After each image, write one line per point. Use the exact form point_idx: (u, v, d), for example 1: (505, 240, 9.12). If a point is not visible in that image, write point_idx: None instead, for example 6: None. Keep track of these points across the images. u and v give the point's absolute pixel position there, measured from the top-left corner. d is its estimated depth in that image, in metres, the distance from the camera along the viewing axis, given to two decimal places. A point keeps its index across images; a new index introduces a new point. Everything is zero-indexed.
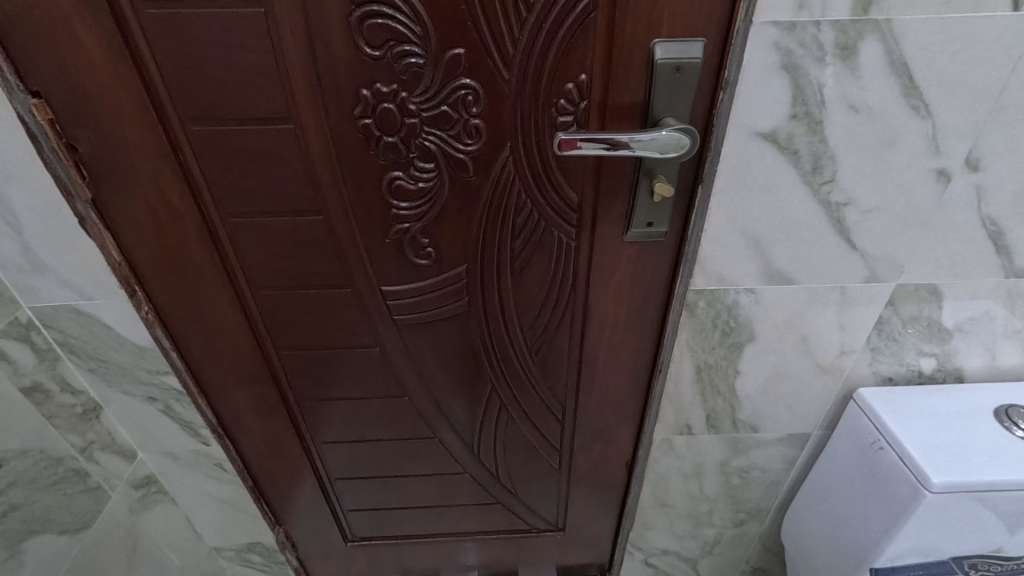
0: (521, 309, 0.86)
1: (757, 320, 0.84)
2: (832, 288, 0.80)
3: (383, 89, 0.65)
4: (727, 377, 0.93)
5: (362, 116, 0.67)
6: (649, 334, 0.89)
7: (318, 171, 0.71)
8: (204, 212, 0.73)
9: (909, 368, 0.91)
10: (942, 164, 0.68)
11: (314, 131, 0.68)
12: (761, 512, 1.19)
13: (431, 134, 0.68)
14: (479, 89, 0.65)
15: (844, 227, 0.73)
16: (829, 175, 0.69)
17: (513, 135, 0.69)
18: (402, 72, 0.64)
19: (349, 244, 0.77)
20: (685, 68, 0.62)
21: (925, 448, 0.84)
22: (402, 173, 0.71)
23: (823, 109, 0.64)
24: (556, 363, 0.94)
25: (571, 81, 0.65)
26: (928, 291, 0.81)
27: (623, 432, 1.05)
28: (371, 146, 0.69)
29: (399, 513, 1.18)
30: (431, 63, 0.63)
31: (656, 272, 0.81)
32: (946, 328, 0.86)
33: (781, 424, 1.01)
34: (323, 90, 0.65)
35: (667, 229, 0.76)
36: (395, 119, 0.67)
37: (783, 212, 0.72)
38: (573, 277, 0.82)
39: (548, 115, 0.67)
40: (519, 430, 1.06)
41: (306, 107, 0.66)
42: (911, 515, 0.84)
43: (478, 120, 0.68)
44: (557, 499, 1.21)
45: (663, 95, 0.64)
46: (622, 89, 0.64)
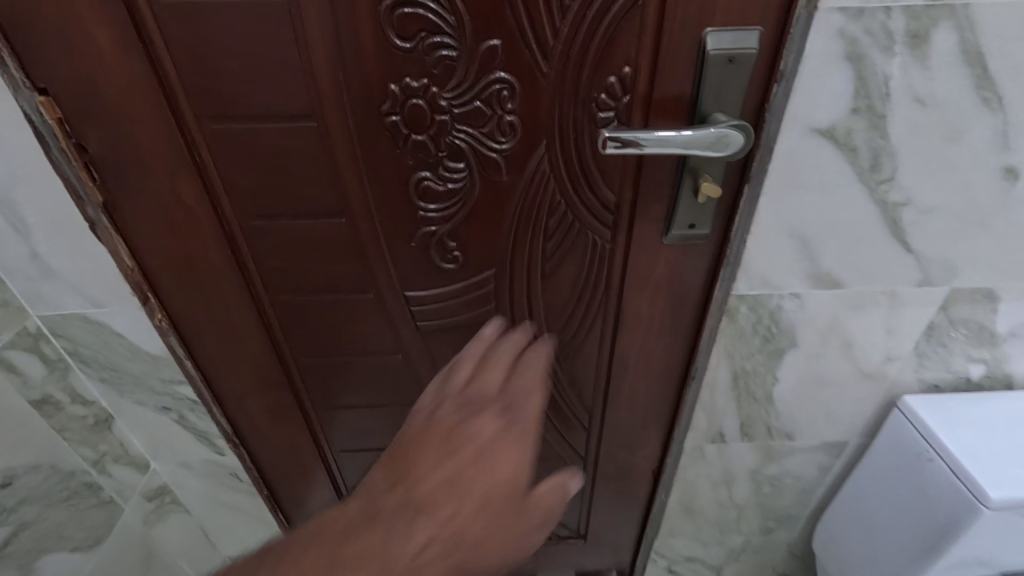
0: (551, 314, 0.83)
1: (800, 325, 0.80)
2: (882, 291, 0.76)
3: (413, 84, 0.60)
4: (765, 384, 0.89)
5: (389, 113, 0.63)
6: (683, 340, 0.85)
7: (342, 172, 0.67)
8: (221, 216, 0.69)
9: (957, 374, 0.87)
10: (1010, 161, 0.63)
11: (338, 130, 0.63)
12: (791, 518, 1.16)
13: (462, 132, 0.64)
14: (515, 84, 0.61)
15: (899, 228, 0.69)
16: (888, 174, 0.64)
17: (549, 132, 0.65)
18: (433, 66, 0.59)
19: (373, 248, 0.73)
20: (738, 60, 0.57)
21: (978, 461, 0.80)
22: (431, 173, 0.67)
23: (886, 102, 0.59)
24: (585, 369, 0.91)
25: (614, 74, 0.60)
26: (983, 295, 0.77)
27: (652, 439, 1.02)
28: (398, 144, 0.65)
29: None
30: (465, 56, 0.59)
31: (694, 276, 0.77)
32: (998, 333, 0.82)
33: (817, 432, 0.97)
34: (348, 85, 0.60)
35: (709, 231, 0.71)
36: (424, 116, 0.63)
37: (836, 213, 0.68)
38: (606, 281, 0.79)
39: (588, 110, 0.63)
40: (543, 437, 1.02)
41: (330, 104, 0.61)
42: (963, 530, 0.80)
43: (512, 117, 0.63)
44: (580, 506, 1.18)
45: (713, 87, 0.59)
46: (669, 82, 0.60)
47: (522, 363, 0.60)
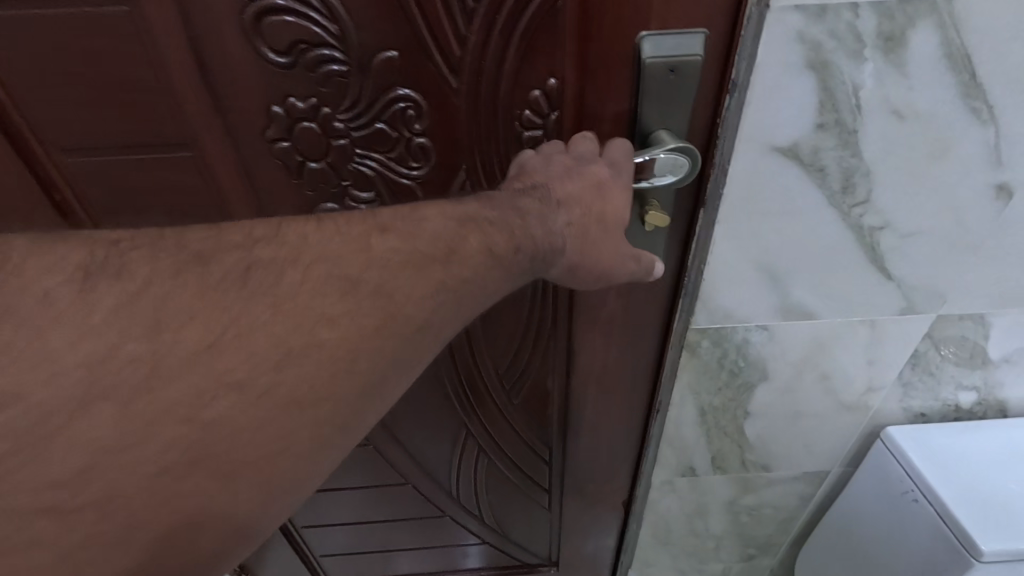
0: (492, 346, 0.77)
1: (770, 358, 0.72)
2: (861, 321, 0.67)
3: (299, 104, 0.51)
4: (735, 418, 0.81)
5: (277, 139, 0.53)
6: (644, 378, 0.76)
7: (231, 205, 0.58)
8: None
9: (945, 403, 0.79)
10: (1004, 178, 0.54)
11: (219, 160, 0.54)
12: (772, 546, 1.09)
13: (366, 157, 0.55)
14: (422, 101, 0.52)
15: (877, 254, 0.60)
16: (862, 196, 0.55)
17: (468, 155, 0.55)
18: (321, 83, 0.50)
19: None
20: (680, 69, 0.47)
21: (969, 506, 0.73)
22: (336, 205, 0.58)
23: (858, 115, 0.50)
24: (539, 405, 0.83)
25: (537, 87, 0.51)
26: (974, 320, 0.68)
27: (619, 475, 0.93)
28: (293, 173, 0.56)
29: (376, 557, 1.11)
30: (357, 71, 0.50)
31: (649, 310, 0.67)
32: (991, 359, 0.73)
33: (796, 463, 0.89)
34: (222, 108, 0.51)
35: (661, 262, 0.61)
36: (320, 140, 0.54)
37: (805, 241, 0.59)
38: (551, 316, 0.71)
39: (512, 130, 0.54)
40: (501, 473, 0.95)
41: (204, 130, 0.52)
42: None
43: (423, 139, 0.54)
44: (551, 540, 1.09)
45: (653, 101, 0.49)
46: (601, 97, 0.50)
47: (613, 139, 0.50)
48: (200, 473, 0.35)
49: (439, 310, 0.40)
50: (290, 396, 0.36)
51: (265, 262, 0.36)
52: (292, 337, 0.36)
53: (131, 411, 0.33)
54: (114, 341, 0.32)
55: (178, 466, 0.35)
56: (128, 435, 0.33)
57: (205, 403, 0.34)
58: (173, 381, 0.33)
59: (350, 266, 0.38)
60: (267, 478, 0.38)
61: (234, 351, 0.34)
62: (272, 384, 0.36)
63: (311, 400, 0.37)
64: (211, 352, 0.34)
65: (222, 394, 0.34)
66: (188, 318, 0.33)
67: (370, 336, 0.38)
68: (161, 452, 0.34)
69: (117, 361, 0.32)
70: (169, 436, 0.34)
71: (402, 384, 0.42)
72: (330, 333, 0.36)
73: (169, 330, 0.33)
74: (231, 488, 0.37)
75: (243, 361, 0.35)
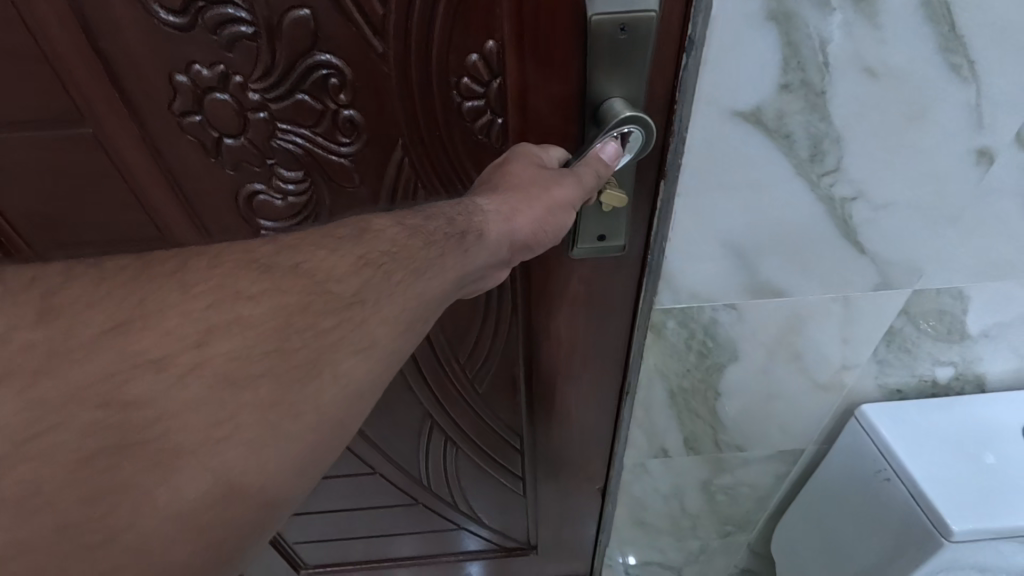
0: (451, 335, 0.73)
1: (741, 339, 0.69)
2: (832, 299, 0.64)
3: (206, 72, 0.47)
4: (707, 400, 0.78)
5: (187, 111, 0.50)
6: (614, 363, 0.72)
7: (149, 189, 0.55)
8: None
9: (921, 379, 0.77)
10: (985, 142, 0.50)
11: (126, 138, 0.51)
12: (749, 522, 1.09)
13: (289, 132, 0.51)
14: (346, 69, 0.47)
15: (850, 227, 0.56)
16: (833, 164, 0.51)
17: (404, 131, 0.51)
18: (228, 49, 0.46)
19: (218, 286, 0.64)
20: (631, 28, 0.42)
21: (945, 486, 0.70)
22: (264, 186, 0.55)
23: (826, 73, 0.45)
24: (505, 393, 0.80)
25: (475, 50, 0.46)
26: (952, 294, 0.65)
27: (593, 460, 0.90)
28: (210, 151, 0.52)
29: (365, 542, 1.08)
30: (267, 34, 0.45)
31: (616, 295, 0.63)
32: (969, 334, 0.71)
33: (771, 443, 0.87)
34: (120, 78, 0.48)
35: (625, 243, 0.57)
36: (235, 115, 0.50)
37: (771, 215, 0.55)
38: (512, 302, 0.67)
39: (450, 101, 0.49)
40: (472, 462, 0.92)
41: (104, 106, 0.49)
42: (925, 562, 0.71)
43: (352, 112, 0.50)
44: (527, 524, 1.06)
45: (604, 67, 0.45)
46: (547, 66, 0.45)
47: (549, 90, 0.47)
48: (131, 469, 0.28)
49: (371, 285, 0.37)
50: (221, 376, 0.31)
51: (167, 258, 0.34)
52: (211, 312, 0.32)
53: (34, 396, 0.28)
54: (5, 328, 0.29)
55: (103, 457, 0.28)
56: (37, 420, 0.28)
57: (119, 383, 0.29)
58: (78, 364, 0.29)
59: (258, 252, 0.36)
60: (218, 479, 0.30)
61: (141, 330, 0.31)
62: (197, 363, 0.31)
63: (251, 376, 0.32)
64: (115, 334, 0.30)
65: (139, 372, 0.30)
66: (85, 305, 0.31)
67: (297, 313, 0.34)
68: (78, 441, 0.28)
69: (11, 348, 0.29)
70: (84, 422, 0.28)
71: (369, 367, 0.36)
72: (253, 308, 0.33)
73: (66, 315, 0.30)
74: (175, 490, 0.29)
75: (158, 338, 0.31)
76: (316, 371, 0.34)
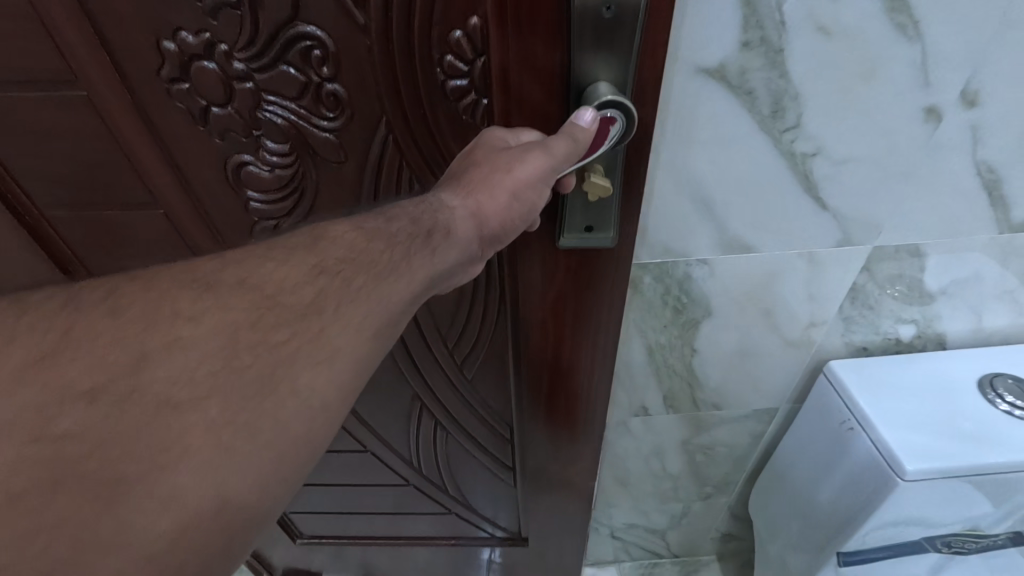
0: (440, 314, 0.77)
1: (713, 295, 0.73)
2: (798, 255, 0.68)
3: (191, 39, 0.55)
4: (683, 357, 0.83)
5: (176, 78, 0.58)
6: (603, 351, 0.70)
7: (136, 149, 0.63)
8: (58, 258, 0.76)
9: (886, 336, 0.81)
10: (932, 101, 0.54)
11: (118, 99, 0.59)
12: (728, 485, 1.14)
13: (273, 103, 0.58)
14: (327, 42, 0.54)
15: (811, 182, 0.60)
16: (793, 120, 0.55)
17: (383, 107, 0.57)
18: (213, 17, 0.53)
19: (205, 244, 0.73)
20: (617, 7, 0.41)
21: (902, 431, 0.74)
22: (252, 156, 0.63)
23: (782, 32, 0.49)
24: (490, 378, 0.82)
25: (458, 27, 0.51)
26: (910, 252, 0.69)
27: (583, 454, 0.85)
28: (198, 118, 0.60)
29: (360, 518, 1.12)
30: (249, 4, 0.52)
31: (600, 283, 0.62)
32: (928, 292, 0.75)
33: (745, 401, 0.92)
34: (110, 44, 0.56)
35: (611, 236, 0.56)
36: (221, 83, 0.57)
37: (738, 170, 0.59)
38: (498, 286, 0.70)
39: (434, 77, 0.54)
40: (461, 446, 0.94)
41: (93, 71, 0.57)
42: (881, 501, 0.75)
43: (332, 85, 0.56)
44: (512, 514, 1.04)
45: (589, 48, 0.43)
46: (531, 40, 0.44)
47: (535, 65, 0.45)
48: (67, 503, 0.27)
49: (329, 292, 0.36)
50: (164, 398, 0.30)
51: (96, 286, 0.34)
52: (148, 334, 0.31)
53: None
54: None
55: (35, 493, 0.27)
56: None
57: (49, 415, 0.28)
58: (2, 398, 0.28)
59: (201, 270, 0.35)
60: (167, 505, 0.29)
61: (72, 359, 0.30)
62: (135, 388, 0.30)
63: (191, 399, 0.31)
64: (44, 364, 0.30)
65: (68, 406, 0.29)
66: (6, 340, 0.30)
67: (247, 329, 0.33)
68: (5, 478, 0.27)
69: None
70: (12, 456, 0.27)
71: (328, 379, 0.35)
72: (193, 329, 0.32)
73: None
74: (120, 520, 0.28)
75: (88, 367, 0.30)
76: (273, 385, 0.33)
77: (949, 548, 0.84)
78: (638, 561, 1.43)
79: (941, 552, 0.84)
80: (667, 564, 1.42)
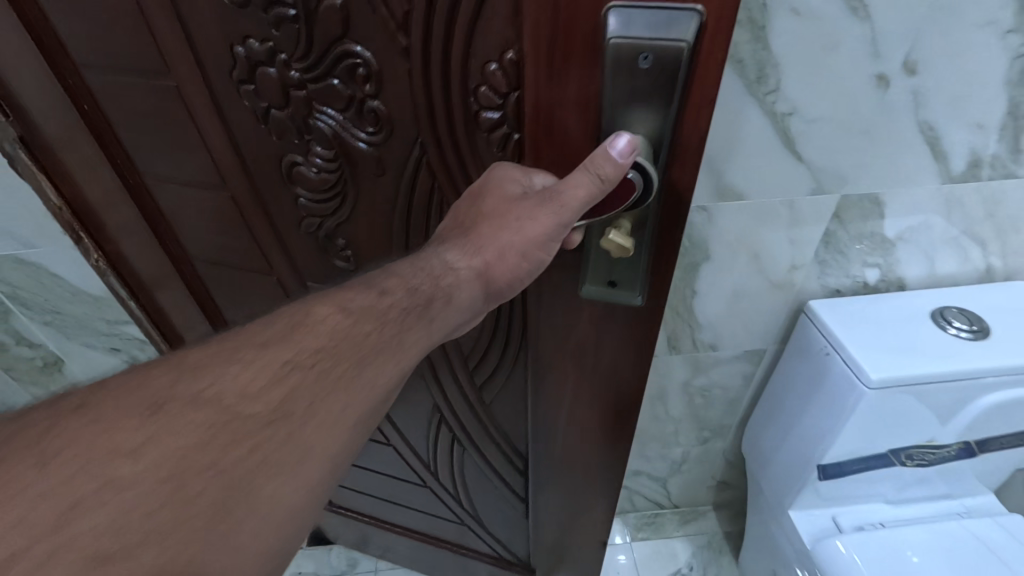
0: (460, 349, 0.86)
1: (711, 239, 0.87)
2: (781, 202, 0.83)
3: (258, 47, 0.62)
4: (685, 298, 0.97)
5: (243, 81, 0.65)
6: (614, 415, 0.74)
7: (210, 137, 0.72)
8: (151, 222, 0.85)
9: (855, 279, 0.96)
10: (881, 69, 0.69)
11: (198, 92, 0.67)
12: (723, 429, 1.27)
13: (322, 111, 0.65)
14: (370, 60, 0.59)
15: (789, 138, 0.75)
16: (773, 84, 0.70)
17: (419, 128, 0.62)
18: (276, 28, 0.60)
19: (260, 232, 0.81)
20: (654, 56, 0.41)
21: (870, 351, 0.89)
22: (302, 159, 0.70)
23: (764, 12, 0.65)
24: (505, 411, 0.90)
25: (494, 61, 0.54)
26: (872, 201, 0.84)
27: (596, 501, 0.90)
28: (260, 117, 0.68)
29: (384, 504, 1.29)
30: (307, 18, 0.58)
31: (615, 354, 0.66)
32: (888, 239, 0.90)
33: (738, 342, 1.06)
34: (195, 44, 0.64)
35: (635, 293, 0.58)
36: (280, 88, 0.64)
37: (729, 125, 0.74)
38: (515, 334, 0.78)
39: (469, 107, 0.58)
40: (477, 465, 1.04)
41: (181, 64, 0.65)
42: (851, 410, 0.90)
43: (375, 101, 0.62)
44: (523, 533, 1.14)
45: (619, 88, 0.44)
46: (564, 69, 0.44)
47: (564, 94, 0.46)
48: None
49: (296, 392, 0.41)
50: (92, 552, 0.30)
51: (35, 422, 0.34)
52: (83, 476, 0.32)
53: None
54: None
55: None
56: None
57: None
58: None
59: (156, 387, 0.37)
60: None
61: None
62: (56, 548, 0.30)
63: (124, 550, 0.31)
64: None
65: None
66: None
67: (196, 452, 0.35)
68: None
69: None
70: None
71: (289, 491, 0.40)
72: (133, 466, 0.33)
73: None
74: None
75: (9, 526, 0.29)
76: (220, 519, 0.36)
77: (911, 461, 0.98)
78: (642, 512, 1.56)
79: (905, 465, 0.99)
80: (669, 514, 1.56)
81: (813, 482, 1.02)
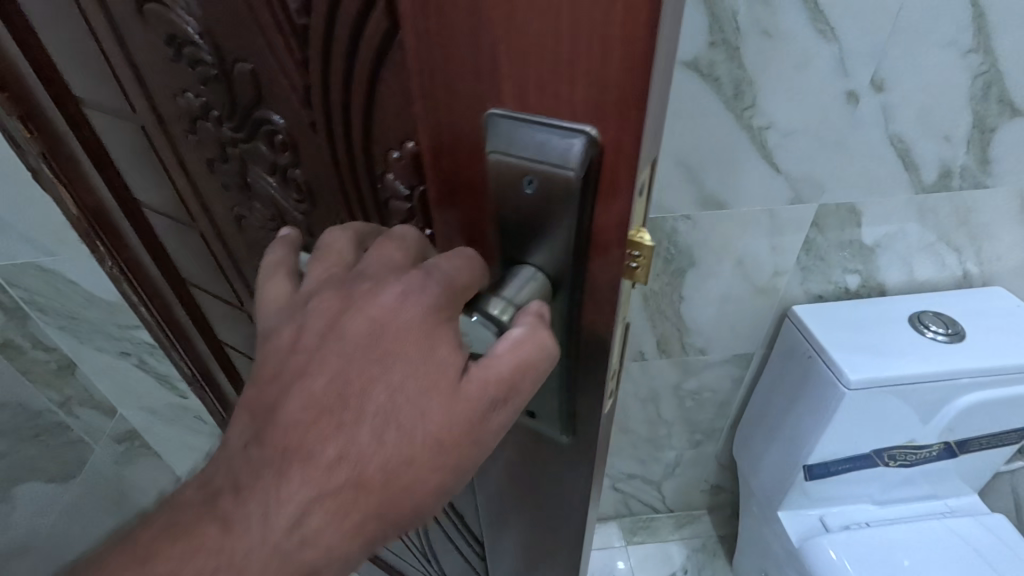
0: None
1: (696, 246, 0.91)
2: (761, 210, 0.87)
3: (194, 100, 0.55)
4: (673, 302, 1.01)
5: (191, 130, 0.59)
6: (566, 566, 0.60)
7: (178, 177, 0.69)
8: (150, 246, 0.86)
9: (837, 285, 1.00)
10: (851, 86, 0.74)
11: (159, 137, 0.64)
12: (715, 432, 1.30)
13: (256, 173, 0.57)
14: (285, 131, 0.49)
15: (767, 150, 0.79)
16: (750, 100, 0.74)
17: (334, 212, 0.51)
18: (203, 85, 0.52)
19: (228, 270, 0.79)
20: (539, 181, 0.31)
21: (850, 352, 0.92)
22: (246, 212, 0.65)
23: (738, 35, 0.69)
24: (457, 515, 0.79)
25: (396, 149, 0.41)
26: (849, 210, 0.88)
27: None
28: (210, 167, 0.63)
29: None
30: (225, 78, 0.49)
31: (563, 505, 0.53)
32: (866, 246, 0.94)
33: (727, 345, 1.09)
34: (151, 89, 0.58)
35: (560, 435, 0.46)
36: (217, 142, 0.58)
37: (711, 138, 0.78)
38: None
39: (378, 199, 0.46)
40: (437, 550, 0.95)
41: (144, 106, 0.61)
42: (834, 410, 0.93)
43: (296, 175, 0.52)
44: None
45: (512, 211, 0.33)
46: (449, 173, 0.34)
47: (459, 203, 0.36)
48: None
49: None
50: None
51: None
52: None
53: None
54: None
55: None
56: None
57: None
58: None
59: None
60: None
61: None
62: None
63: None
64: None
65: None
66: None
67: None
68: None
69: None
70: None
71: None
72: None
73: None
74: None
75: None
76: None
77: (894, 460, 1.01)
78: (637, 516, 1.59)
79: (888, 465, 1.02)
80: (664, 518, 1.58)
81: (800, 482, 1.05)
